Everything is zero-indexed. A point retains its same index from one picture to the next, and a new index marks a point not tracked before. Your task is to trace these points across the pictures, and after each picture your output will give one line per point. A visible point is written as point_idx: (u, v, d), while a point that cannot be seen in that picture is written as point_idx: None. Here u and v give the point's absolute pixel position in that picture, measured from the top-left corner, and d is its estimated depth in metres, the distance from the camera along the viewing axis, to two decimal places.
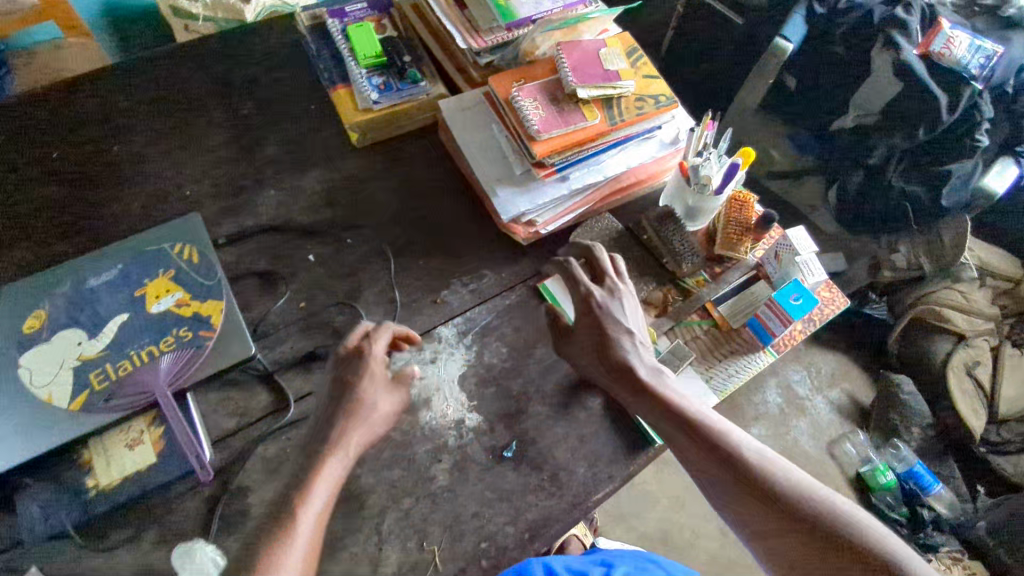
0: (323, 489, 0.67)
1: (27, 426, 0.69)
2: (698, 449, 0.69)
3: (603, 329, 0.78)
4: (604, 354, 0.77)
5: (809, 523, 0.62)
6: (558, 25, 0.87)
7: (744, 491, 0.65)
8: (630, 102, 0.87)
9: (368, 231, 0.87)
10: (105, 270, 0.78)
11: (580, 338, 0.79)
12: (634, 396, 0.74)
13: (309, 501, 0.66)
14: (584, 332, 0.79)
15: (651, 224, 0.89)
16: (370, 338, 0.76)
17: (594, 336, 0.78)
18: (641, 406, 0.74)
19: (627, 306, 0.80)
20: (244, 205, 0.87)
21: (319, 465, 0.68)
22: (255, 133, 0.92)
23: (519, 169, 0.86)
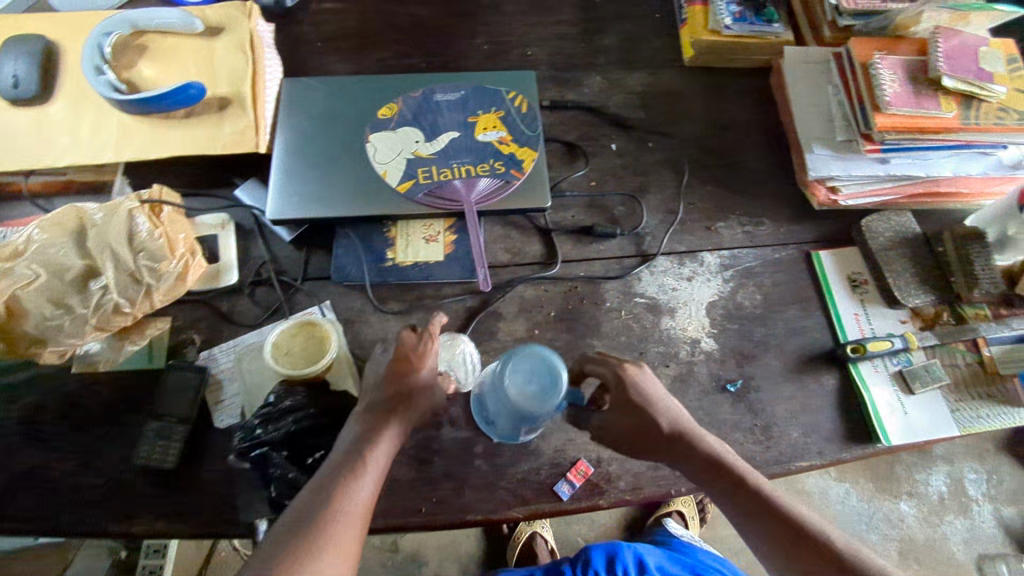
0: (369, 481, 0.59)
1: (361, 190, 0.81)
2: (717, 486, 0.64)
3: (641, 412, 0.67)
4: (646, 431, 0.68)
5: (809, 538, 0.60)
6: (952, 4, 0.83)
7: (728, 495, 0.64)
8: (992, 109, 0.81)
9: (670, 143, 0.91)
10: (451, 91, 0.88)
11: (608, 409, 0.71)
12: (665, 449, 0.67)
13: (354, 493, 0.57)
14: (612, 405, 0.70)
15: (954, 239, 0.84)
16: (430, 330, 0.69)
17: (630, 424, 0.69)
18: (663, 447, 0.67)
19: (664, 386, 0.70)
20: (571, 80, 0.94)
21: (377, 426, 0.62)
22: (601, 22, 0.98)
23: (842, 135, 0.86)
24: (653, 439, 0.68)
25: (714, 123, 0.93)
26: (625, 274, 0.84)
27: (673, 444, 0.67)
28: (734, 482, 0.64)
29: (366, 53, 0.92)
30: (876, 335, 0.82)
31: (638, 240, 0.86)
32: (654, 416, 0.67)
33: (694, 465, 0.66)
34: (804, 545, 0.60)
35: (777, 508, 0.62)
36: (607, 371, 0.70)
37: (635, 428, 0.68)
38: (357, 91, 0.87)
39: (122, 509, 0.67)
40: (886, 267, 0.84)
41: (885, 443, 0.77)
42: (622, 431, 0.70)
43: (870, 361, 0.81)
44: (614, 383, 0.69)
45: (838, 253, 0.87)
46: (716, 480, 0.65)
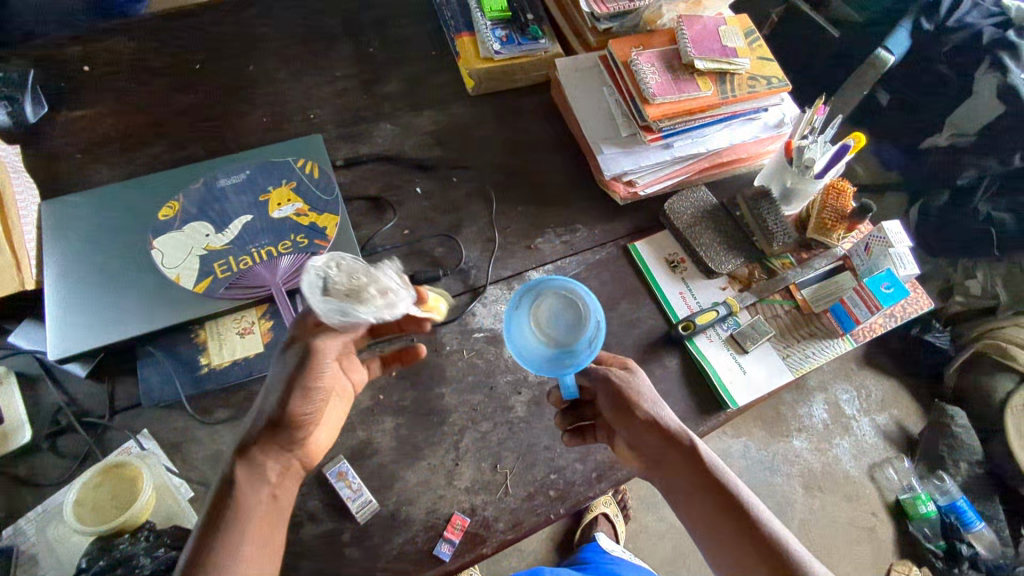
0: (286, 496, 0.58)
1: (156, 301, 0.74)
2: (687, 481, 0.61)
3: (639, 406, 0.64)
4: (639, 422, 0.64)
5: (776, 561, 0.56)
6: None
7: (709, 510, 0.60)
8: (743, 79, 0.89)
9: (473, 173, 0.92)
10: (235, 173, 0.84)
11: (601, 399, 0.66)
12: (655, 441, 0.63)
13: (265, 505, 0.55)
14: (602, 400, 0.66)
15: (745, 201, 0.91)
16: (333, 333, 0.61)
17: (624, 416, 0.65)
18: (651, 443, 0.63)
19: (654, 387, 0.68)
20: (361, 134, 0.92)
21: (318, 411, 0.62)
22: (379, 70, 0.98)
23: (626, 130, 0.90)
24: (641, 431, 0.64)
25: (511, 145, 0.95)
26: (459, 313, 0.83)
27: (670, 460, 0.63)
28: (713, 476, 0.61)
29: (134, 153, 0.86)
30: (703, 307, 0.86)
31: (464, 276, 0.85)
32: (671, 436, 0.63)
33: (684, 478, 0.62)
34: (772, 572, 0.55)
35: (762, 525, 0.58)
36: (599, 373, 0.66)
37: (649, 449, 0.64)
38: (130, 196, 0.81)
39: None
40: (696, 242, 0.89)
41: (733, 407, 0.81)
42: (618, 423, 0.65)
43: (703, 334, 0.85)
44: (603, 382, 0.66)
45: (651, 240, 0.91)
46: (704, 491, 0.60)
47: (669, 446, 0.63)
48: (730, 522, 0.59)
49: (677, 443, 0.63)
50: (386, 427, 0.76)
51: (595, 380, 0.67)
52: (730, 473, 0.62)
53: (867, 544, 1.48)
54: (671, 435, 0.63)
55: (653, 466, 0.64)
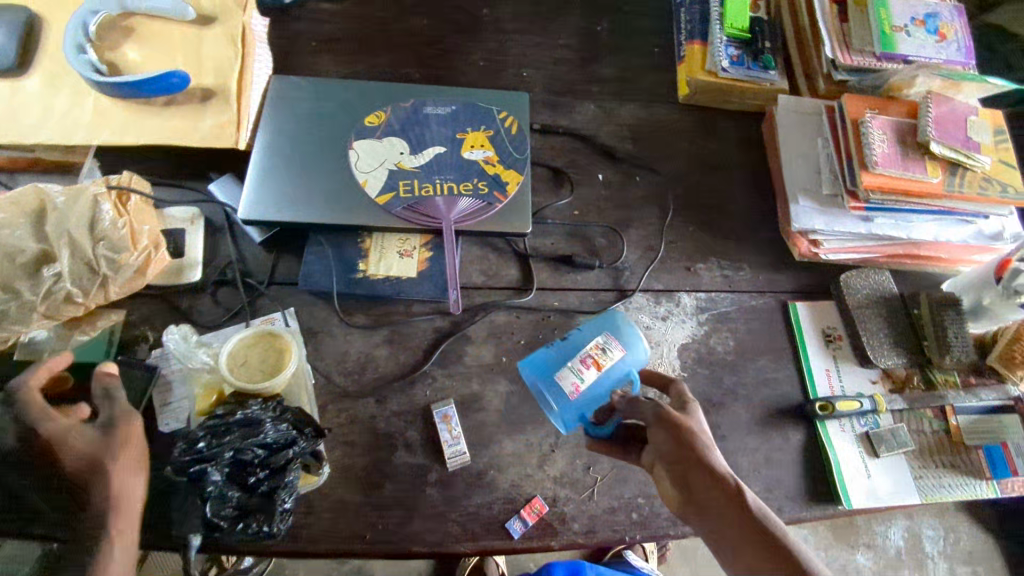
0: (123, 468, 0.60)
1: (341, 197, 0.78)
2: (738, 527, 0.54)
3: (698, 445, 0.57)
4: (689, 456, 0.56)
5: None
6: (948, 75, 0.86)
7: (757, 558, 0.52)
8: (976, 179, 0.82)
9: (657, 179, 0.91)
10: (441, 105, 0.86)
11: (655, 436, 0.59)
12: (709, 484, 0.55)
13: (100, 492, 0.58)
14: (657, 438, 0.59)
15: (930, 303, 0.84)
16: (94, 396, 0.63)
17: (681, 450, 0.57)
18: (707, 483, 0.55)
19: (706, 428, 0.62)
20: (564, 106, 0.93)
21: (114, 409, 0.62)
22: (599, 50, 0.98)
23: (829, 189, 0.85)
24: (691, 469, 0.56)
25: (702, 164, 0.92)
26: (600, 308, 0.82)
27: (719, 503, 0.55)
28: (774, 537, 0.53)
29: (360, 58, 0.91)
30: (846, 394, 0.81)
31: (616, 274, 0.84)
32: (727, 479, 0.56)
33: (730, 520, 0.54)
34: None
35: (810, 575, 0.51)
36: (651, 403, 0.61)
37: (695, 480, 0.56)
38: (346, 95, 0.85)
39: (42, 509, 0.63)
40: (863, 326, 0.84)
41: (846, 506, 0.76)
42: (667, 458, 0.58)
43: (837, 420, 0.80)
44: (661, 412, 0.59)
45: (814, 307, 0.86)
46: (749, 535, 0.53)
47: (720, 483, 0.55)
48: None
49: (728, 485, 0.55)
50: (498, 390, 0.77)
51: (650, 414, 0.60)
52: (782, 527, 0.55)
53: None
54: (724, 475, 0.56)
55: (700, 505, 0.56)
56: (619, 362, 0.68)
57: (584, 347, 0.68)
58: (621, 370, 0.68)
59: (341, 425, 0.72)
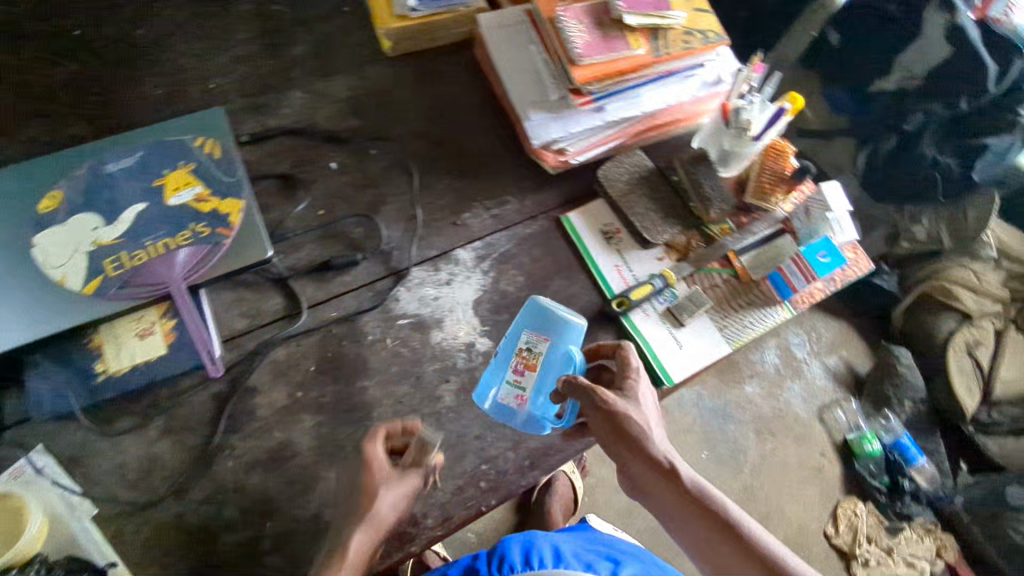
0: None
1: (43, 305, 0.68)
2: (664, 486, 0.68)
3: (626, 430, 0.68)
4: (619, 438, 0.68)
5: (735, 541, 0.64)
6: None
7: (682, 508, 0.67)
8: (678, 35, 0.83)
9: (393, 144, 0.85)
10: (124, 156, 0.76)
11: (594, 421, 0.70)
12: (637, 457, 0.68)
13: None
14: (596, 420, 0.70)
15: (684, 166, 0.87)
16: None
17: (614, 432, 0.68)
18: (637, 455, 0.68)
19: (642, 399, 0.71)
20: (268, 105, 0.85)
21: None
22: (285, 31, 0.89)
23: (554, 94, 0.83)
24: (624, 447, 0.69)
25: (433, 110, 0.87)
26: (380, 299, 0.78)
27: (649, 469, 0.68)
28: (697, 500, 0.66)
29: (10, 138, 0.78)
30: (639, 281, 0.83)
31: (385, 258, 0.80)
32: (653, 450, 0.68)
33: (659, 481, 0.68)
34: (736, 553, 0.64)
35: (723, 517, 0.65)
36: (585, 392, 0.70)
37: (630, 452, 0.68)
38: (6, 187, 0.73)
39: None
40: (632, 212, 0.85)
41: (669, 384, 0.79)
42: (605, 435, 0.69)
43: (639, 309, 0.82)
44: (595, 403, 0.68)
45: (586, 211, 0.86)
46: (675, 490, 0.67)
47: (648, 455, 0.68)
48: (710, 527, 0.65)
49: (654, 454, 0.68)
50: (305, 426, 0.72)
51: (587, 404, 0.70)
52: (705, 483, 0.67)
53: (813, 483, 1.66)
54: (650, 447, 0.68)
55: (633, 470, 0.69)
56: (555, 348, 0.75)
57: (512, 356, 0.75)
58: (562, 352, 0.75)
59: (147, 539, 0.65)
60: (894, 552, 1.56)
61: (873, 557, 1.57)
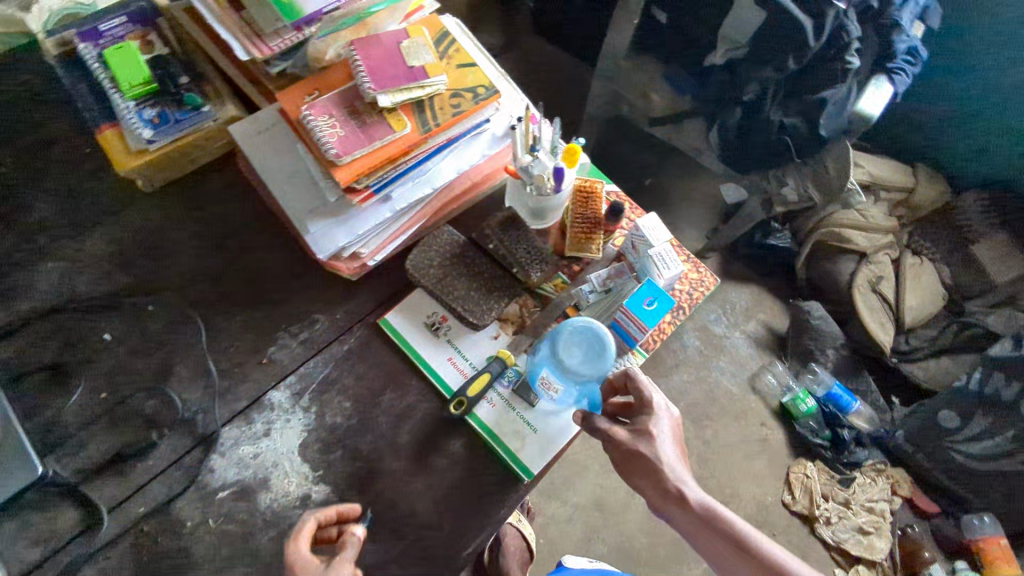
0: None
1: None
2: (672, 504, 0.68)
3: (636, 452, 0.69)
4: (635, 459, 0.70)
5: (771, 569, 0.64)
6: (343, 24, 0.79)
7: (694, 530, 0.67)
8: (445, 100, 0.76)
9: (174, 293, 0.76)
10: None
11: (613, 448, 0.72)
12: (647, 481, 0.69)
13: None
14: (613, 452, 0.72)
15: (495, 232, 0.80)
16: None
17: (631, 466, 0.70)
18: (641, 475, 0.70)
19: (666, 429, 0.71)
20: (19, 286, 0.75)
21: None
22: (18, 193, 0.78)
23: (331, 197, 0.75)
24: (640, 476, 0.70)
25: (211, 241, 0.79)
26: (193, 476, 0.69)
27: (656, 490, 0.69)
28: (710, 524, 0.66)
29: None
30: (477, 369, 0.77)
31: (190, 426, 0.71)
32: (661, 471, 0.68)
33: (664, 500, 0.68)
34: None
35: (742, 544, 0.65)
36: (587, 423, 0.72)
37: (636, 471, 0.70)
38: None
39: None
40: (450, 298, 0.78)
41: (530, 477, 0.73)
42: (621, 464, 0.72)
43: (483, 399, 0.76)
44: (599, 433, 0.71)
45: (404, 307, 0.79)
46: (682, 513, 0.67)
47: (646, 476, 0.69)
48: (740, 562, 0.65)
49: (660, 475, 0.68)
50: None
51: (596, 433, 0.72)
52: (713, 502, 0.68)
53: (762, 455, 1.54)
54: (658, 470, 0.68)
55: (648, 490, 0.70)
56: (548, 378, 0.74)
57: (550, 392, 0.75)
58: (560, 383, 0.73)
59: None
60: (852, 503, 1.45)
61: (833, 514, 1.45)
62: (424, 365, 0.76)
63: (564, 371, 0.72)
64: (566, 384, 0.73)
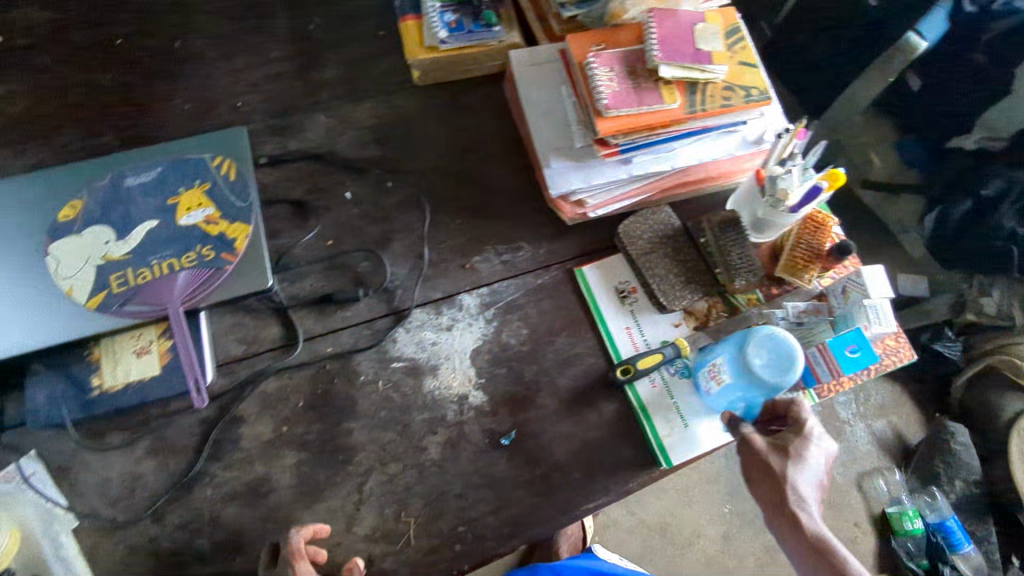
0: None
1: (46, 315, 0.70)
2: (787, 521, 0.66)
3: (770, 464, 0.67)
4: (765, 471, 0.67)
5: None
6: None
7: (805, 552, 0.65)
8: (718, 89, 0.77)
9: (411, 178, 0.84)
10: (145, 170, 0.78)
11: (745, 455, 0.69)
12: (771, 496, 0.67)
13: None
14: (746, 460, 0.69)
15: (712, 229, 0.81)
16: None
17: (763, 477, 0.67)
18: (764, 487, 0.68)
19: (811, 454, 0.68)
20: (294, 127, 0.85)
21: None
22: (317, 52, 0.90)
23: (579, 142, 0.79)
24: (764, 489, 0.67)
25: (456, 146, 0.86)
26: (378, 339, 0.76)
27: (778, 504, 0.66)
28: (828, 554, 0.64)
29: (47, 140, 0.82)
30: (649, 347, 0.78)
31: (389, 296, 0.78)
32: (791, 488, 0.66)
33: (782, 514, 0.66)
34: None
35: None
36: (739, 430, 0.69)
37: (763, 483, 0.68)
38: (34, 194, 0.76)
39: None
40: (649, 273, 0.80)
41: (668, 466, 0.74)
42: (749, 472, 0.69)
43: (646, 377, 0.77)
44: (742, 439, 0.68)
45: (602, 265, 0.82)
46: (798, 536, 0.65)
47: (774, 489, 0.67)
48: None
49: (788, 492, 0.66)
50: (287, 463, 0.71)
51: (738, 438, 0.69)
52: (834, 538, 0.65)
53: None
54: (787, 486, 0.66)
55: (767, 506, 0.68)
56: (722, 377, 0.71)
57: (709, 384, 0.72)
58: (732, 386, 0.70)
59: (121, 561, 0.67)
60: None
61: None
62: (603, 324, 0.79)
63: (745, 371, 0.68)
64: (735, 381, 0.70)
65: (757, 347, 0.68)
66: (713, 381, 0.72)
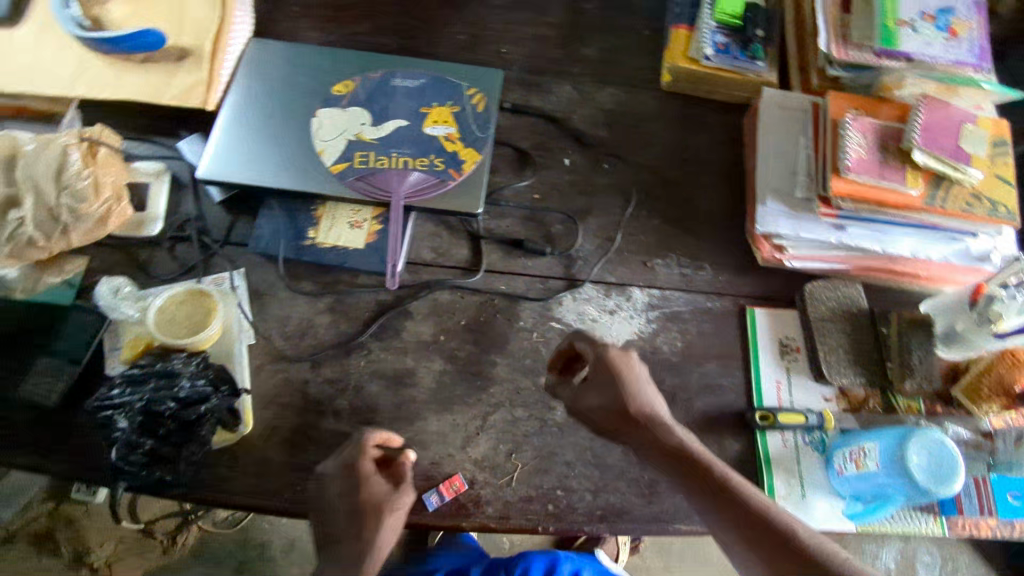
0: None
1: (296, 164, 0.80)
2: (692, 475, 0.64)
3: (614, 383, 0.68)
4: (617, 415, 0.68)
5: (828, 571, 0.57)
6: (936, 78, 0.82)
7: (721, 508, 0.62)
8: (964, 193, 0.75)
9: (626, 167, 0.88)
10: (412, 77, 0.87)
11: (587, 398, 0.69)
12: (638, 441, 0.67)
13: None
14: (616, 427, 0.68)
15: (899, 321, 0.79)
16: None
17: (593, 401, 0.69)
18: (655, 447, 0.66)
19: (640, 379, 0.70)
20: (541, 86, 0.92)
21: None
22: (584, 29, 0.96)
23: (801, 192, 0.81)
24: (627, 426, 0.67)
25: (677, 154, 0.89)
26: (547, 296, 0.81)
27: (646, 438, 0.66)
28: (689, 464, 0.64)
29: (341, 26, 0.93)
30: (793, 408, 0.77)
31: (569, 262, 0.83)
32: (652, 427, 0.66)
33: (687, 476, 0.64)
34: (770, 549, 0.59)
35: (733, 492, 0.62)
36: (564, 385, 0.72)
37: (615, 415, 0.68)
38: (318, 64, 0.87)
39: (26, 441, 0.70)
40: (820, 339, 0.79)
41: None
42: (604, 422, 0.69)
43: (780, 433, 0.76)
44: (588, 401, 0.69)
45: (775, 314, 0.82)
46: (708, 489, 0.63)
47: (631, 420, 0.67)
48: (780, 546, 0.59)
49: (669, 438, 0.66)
50: (432, 367, 0.77)
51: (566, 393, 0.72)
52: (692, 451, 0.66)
53: None
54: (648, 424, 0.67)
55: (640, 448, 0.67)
56: (867, 457, 0.69)
57: (848, 466, 0.71)
58: (873, 471, 0.69)
59: (273, 386, 0.75)
60: None
61: None
62: (756, 368, 0.79)
63: (899, 461, 0.67)
64: (881, 470, 0.68)
65: (919, 447, 0.67)
66: (854, 462, 0.70)
